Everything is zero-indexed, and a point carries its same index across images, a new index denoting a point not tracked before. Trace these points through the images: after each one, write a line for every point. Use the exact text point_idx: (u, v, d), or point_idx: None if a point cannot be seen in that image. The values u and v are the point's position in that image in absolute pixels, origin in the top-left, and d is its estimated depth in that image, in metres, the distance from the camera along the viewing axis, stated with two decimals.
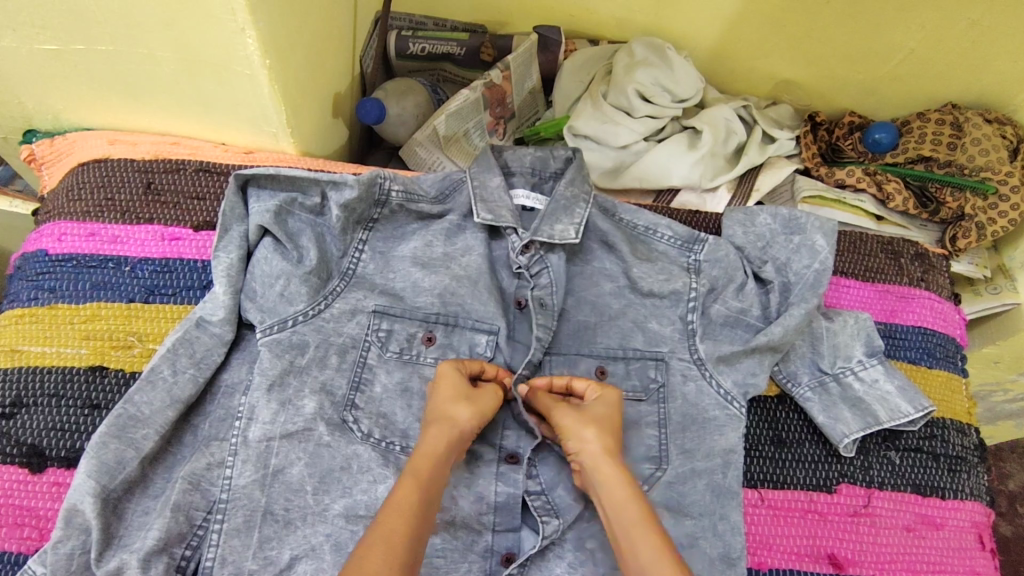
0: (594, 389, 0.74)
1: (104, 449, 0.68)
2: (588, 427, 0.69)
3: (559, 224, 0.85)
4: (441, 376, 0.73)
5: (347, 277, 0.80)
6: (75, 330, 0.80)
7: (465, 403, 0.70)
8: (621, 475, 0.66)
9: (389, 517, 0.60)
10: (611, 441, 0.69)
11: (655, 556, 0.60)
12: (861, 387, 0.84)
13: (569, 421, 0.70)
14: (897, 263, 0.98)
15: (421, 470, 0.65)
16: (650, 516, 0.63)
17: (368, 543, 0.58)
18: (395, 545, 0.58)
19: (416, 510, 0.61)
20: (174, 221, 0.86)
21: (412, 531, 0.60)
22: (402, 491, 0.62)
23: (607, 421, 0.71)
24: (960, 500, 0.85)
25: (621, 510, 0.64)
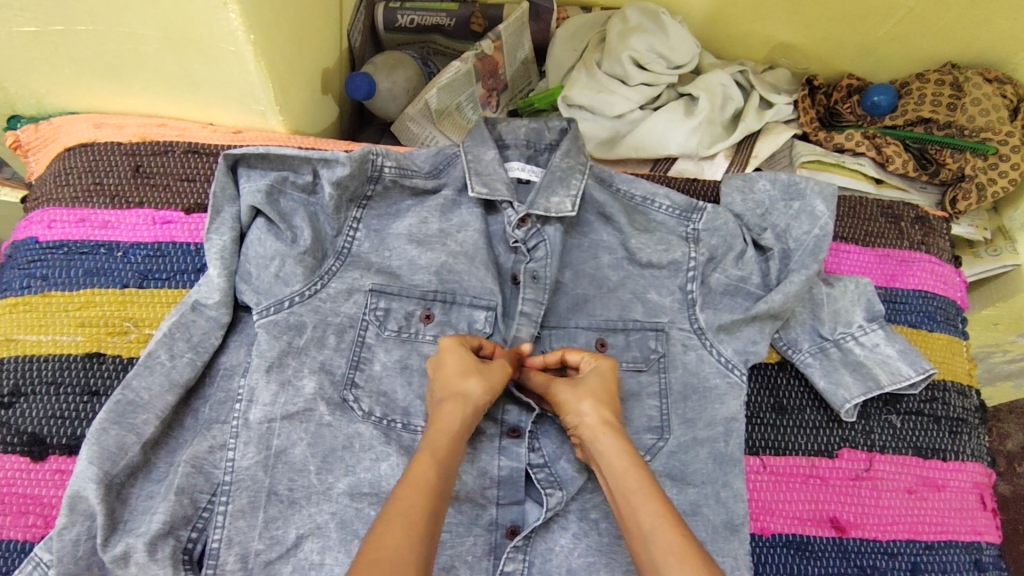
0: (590, 360, 0.75)
1: (105, 435, 0.68)
2: (582, 397, 0.70)
3: (555, 196, 0.84)
4: (448, 352, 0.72)
5: (342, 256, 0.79)
6: (70, 317, 0.79)
7: (475, 377, 0.70)
8: (619, 441, 0.66)
9: (408, 489, 0.59)
10: (608, 411, 0.69)
11: (653, 515, 0.59)
12: (862, 351, 0.83)
13: (566, 393, 0.71)
14: (897, 226, 0.97)
15: (437, 444, 0.64)
16: (649, 479, 0.63)
17: (391, 514, 0.56)
18: (418, 515, 0.57)
19: (436, 483, 0.60)
20: (165, 204, 0.85)
21: (433, 504, 0.59)
22: (420, 466, 0.61)
23: (604, 390, 0.71)
24: (961, 462, 0.85)
25: (619, 475, 0.64)
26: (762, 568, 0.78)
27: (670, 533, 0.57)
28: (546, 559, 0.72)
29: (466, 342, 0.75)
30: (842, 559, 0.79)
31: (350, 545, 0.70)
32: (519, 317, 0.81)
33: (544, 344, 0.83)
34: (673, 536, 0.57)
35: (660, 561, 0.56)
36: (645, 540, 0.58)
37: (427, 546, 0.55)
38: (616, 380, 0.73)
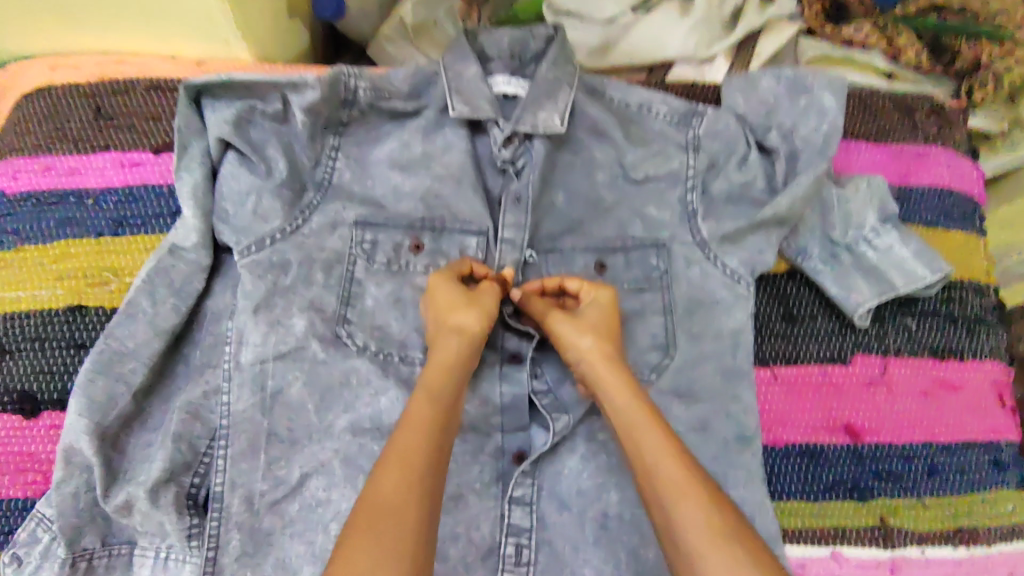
0: (589, 289, 0.71)
1: (93, 386, 0.66)
2: (583, 332, 0.67)
3: (543, 111, 0.78)
4: (437, 287, 0.69)
5: (322, 188, 0.75)
6: (46, 270, 0.76)
7: (466, 308, 0.67)
8: (620, 373, 0.64)
9: (405, 432, 0.58)
10: (609, 344, 0.67)
11: (655, 447, 0.58)
12: (875, 255, 0.80)
13: (564, 327, 0.68)
14: (911, 120, 0.92)
15: (432, 384, 0.62)
16: (652, 411, 0.61)
17: (388, 459, 0.56)
18: (415, 457, 0.56)
19: (432, 424, 0.59)
20: (132, 145, 0.80)
21: (431, 443, 0.58)
22: (417, 405, 0.60)
23: (605, 323, 0.68)
24: (979, 361, 0.83)
25: (620, 409, 0.62)
26: (775, 478, 0.76)
27: (673, 466, 0.56)
28: (555, 481, 0.72)
29: (455, 272, 0.71)
30: (857, 464, 0.77)
31: (356, 482, 0.69)
32: (501, 243, 0.76)
33: (541, 269, 0.79)
34: (677, 470, 0.56)
35: (663, 496, 0.55)
36: (648, 472, 0.57)
37: (428, 488, 0.55)
38: (617, 308, 0.70)
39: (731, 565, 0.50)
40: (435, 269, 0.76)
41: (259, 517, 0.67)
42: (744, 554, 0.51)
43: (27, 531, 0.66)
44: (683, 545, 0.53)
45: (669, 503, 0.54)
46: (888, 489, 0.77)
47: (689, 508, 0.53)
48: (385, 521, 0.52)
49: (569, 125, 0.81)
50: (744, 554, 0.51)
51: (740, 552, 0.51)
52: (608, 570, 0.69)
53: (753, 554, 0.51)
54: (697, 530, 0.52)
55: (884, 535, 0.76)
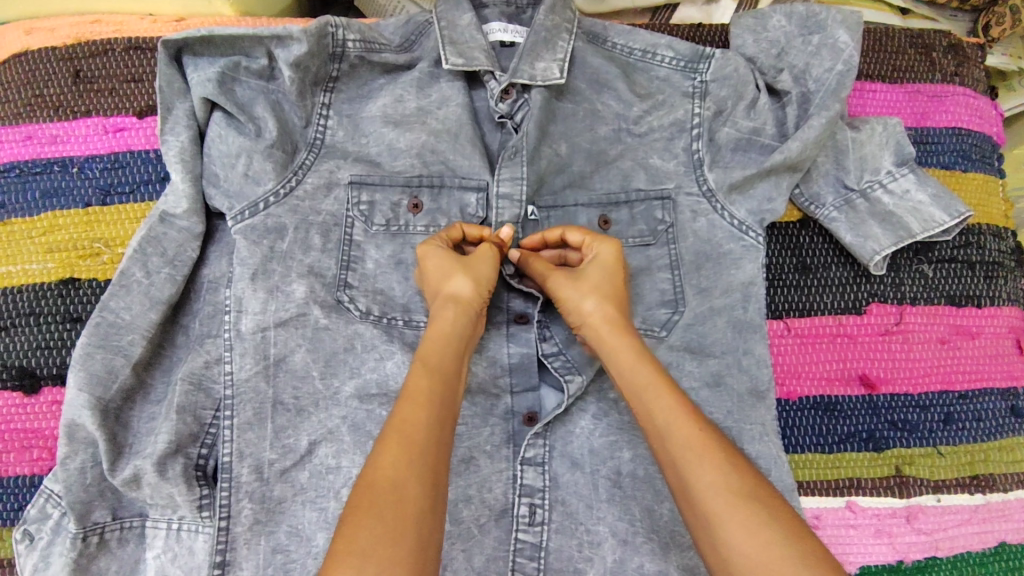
0: (590, 244, 0.69)
1: (91, 360, 0.64)
2: (585, 294, 0.65)
3: (541, 61, 0.75)
4: (427, 258, 0.67)
5: (315, 148, 0.72)
6: (36, 243, 0.73)
7: (460, 274, 0.65)
8: (627, 338, 0.62)
9: (404, 405, 0.56)
10: (614, 306, 0.65)
11: (668, 411, 0.56)
12: (891, 200, 0.76)
13: (566, 289, 0.66)
14: (928, 57, 0.87)
15: (428, 355, 0.60)
16: (663, 374, 0.59)
17: (388, 435, 0.54)
18: (416, 432, 0.54)
19: (432, 396, 0.57)
20: (114, 110, 0.77)
21: (432, 418, 0.55)
22: (415, 379, 0.58)
23: (609, 282, 0.66)
24: (997, 307, 0.81)
25: (630, 374, 0.60)
26: (789, 431, 0.75)
27: (688, 430, 0.54)
28: (567, 441, 0.71)
29: (445, 238, 0.69)
30: (872, 415, 0.76)
31: (365, 447, 0.68)
32: (498, 199, 0.73)
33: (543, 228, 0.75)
34: (693, 434, 0.54)
35: (678, 461, 0.53)
36: (662, 438, 0.55)
37: (430, 464, 0.53)
38: (620, 263, 0.68)
39: (754, 530, 0.48)
40: (435, 229, 0.73)
41: (269, 485, 0.66)
42: (767, 519, 0.49)
43: (37, 507, 0.65)
44: (703, 512, 0.51)
45: (685, 469, 0.52)
46: (903, 439, 0.76)
47: (706, 472, 0.51)
48: (386, 499, 0.50)
49: (570, 75, 0.78)
50: (768, 519, 0.49)
51: (762, 517, 0.49)
52: (624, 528, 0.68)
53: (777, 519, 0.49)
54: (715, 495, 0.50)
55: (900, 483, 0.75)
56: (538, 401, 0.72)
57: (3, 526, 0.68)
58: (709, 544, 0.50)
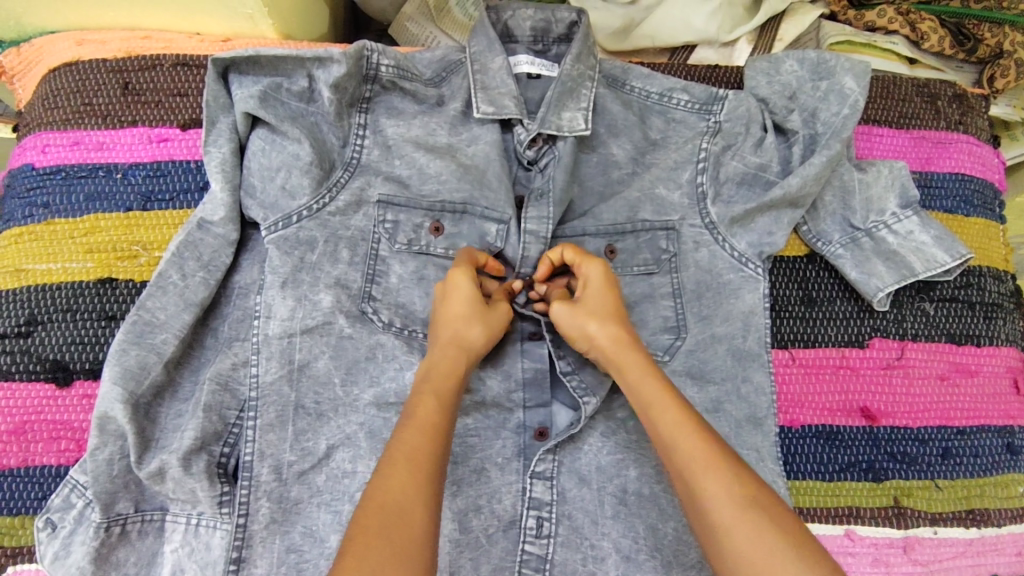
0: (580, 264, 0.71)
1: (126, 356, 0.66)
2: (584, 320, 0.68)
3: (567, 111, 0.79)
4: (456, 287, 0.69)
5: (351, 166, 0.76)
6: (77, 244, 0.76)
7: (479, 325, 0.69)
8: (632, 356, 0.65)
9: (411, 432, 0.59)
10: (613, 324, 0.68)
11: (673, 426, 0.58)
12: (895, 240, 0.80)
13: (567, 315, 0.69)
14: (934, 106, 0.91)
15: (440, 388, 0.63)
16: (668, 389, 0.62)
17: (394, 458, 0.57)
18: (422, 458, 0.57)
19: (438, 426, 0.60)
20: (159, 121, 0.81)
21: (435, 443, 0.59)
22: (423, 406, 0.61)
23: (599, 306, 0.69)
24: (995, 347, 0.83)
25: (638, 388, 0.63)
26: (791, 458, 0.77)
27: (695, 445, 0.56)
28: (575, 457, 0.73)
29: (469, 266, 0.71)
30: (872, 446, 0.78)
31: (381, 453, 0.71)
32: (523, 234, 0.76)
33: None
34: (701, 453, 0.56)
35: (687, 471, 0.56)
36: (670, 450, 0.58)
37: (432, 489, 0.56)
38: (609, 279, 0.70)
39: (761, 540, 0.51)
40: (454, 252, 0.77)
41: (287, 485, 0.69)
42: (771, 528, 0.51)
43: (60, 498, 0.67)
44: (712, 526, 0.53)
45: (693, 480, 0.55)
46: (902, 470, 0.78)
47: (713, 483, 0.54)
48: (395, 521, 0.52)
49: (592, 121, 0.82)
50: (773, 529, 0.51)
51: (765, 530, 0.51)
52: (627, 543, 0.70)
53: (785, 532, 0.51)
54: (721, 510, 0.53)
55: (898, 514, 0.76)
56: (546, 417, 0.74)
57: (26, 514, 0.69)
58: (718, 553, 0.52)
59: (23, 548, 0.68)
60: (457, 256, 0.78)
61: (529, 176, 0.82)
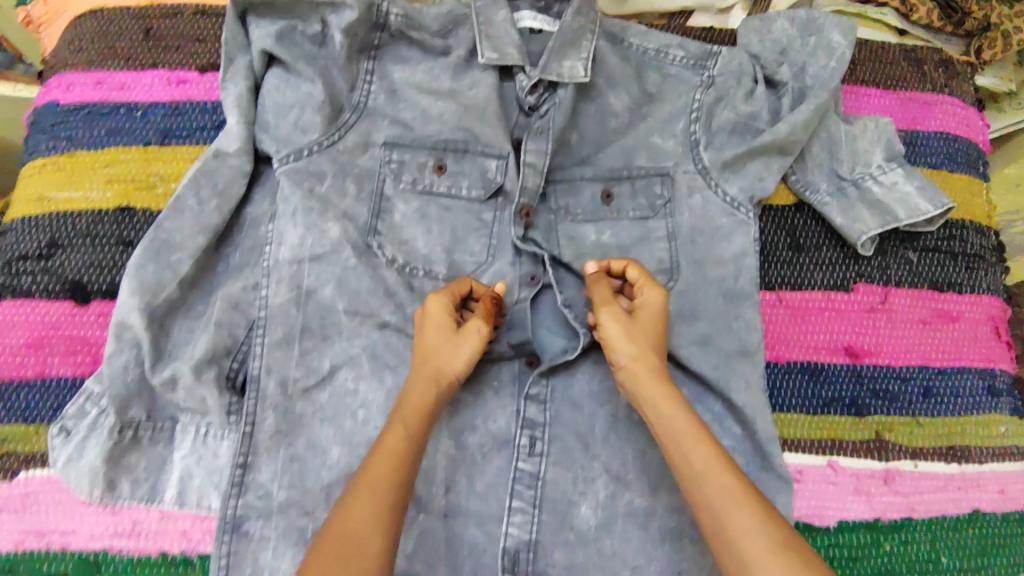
0: (642, 288, 0.72)
1: (143, 270, 0.71)
2: (629, 338, 0.68)
3: (567, 60, 0.83)
4: (430, 315, 0.70)
5: (358, 110, 0.80)
6: (98, 174, 0.80)
7: (451, 355, 0.68)
8: (664, 386, 0.65)
9: (376, 465, 0.60)
10: (654, 353, 0.68)
11: (706, 461, 0.59)
12: (880, 190, 0.84)
13: (614, 327, 0.69)
14: (921, 70, 0.95)
15: (409, 418, 0.64)
16: (700, 424, 0.62)
17: (358, 490, 0.59)
18: (381, 492, 0.59)
19: (404, 459, 0.61)
20: (179, 65, 0.85)
21: (394, 475, 0.60)
22: (389, 438, 0.62)
23: (654, 336, 0.69)
24: (977, 295, 0.86)
25: (666, 417, 0.63)
26: (776, 392, 0.80)
27: (730, 482, 0.58)
28: (568, 384, 0.76)
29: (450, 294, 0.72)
30: (855, 383, 0.81)
31: (383, 375, 0.74)
32: (523, 165, 0.80)
33: (550, 199, 0.83)
34: (730, 489, 0.57)
35: (720, 506, 0.57)
36: (703, 487, 0.58)
37: (390, 522, 0.58)
38: (665, 315, 0.71)
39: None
40: (457, 189, 0.81)
41: (292, 400, 0.72)
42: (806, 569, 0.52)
43: (76, 405, 0.70)
44: (743, 563, 0.54)
45: (727, 518, 0.56)
46: (883, 407, 0.81)
47: (747, 523, 0.55)
48: (350, 555, 0.55)
49: (591, 72, 0.86)
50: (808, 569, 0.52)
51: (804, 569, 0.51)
52: (617, 465, 0.73)
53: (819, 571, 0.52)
54: (756, 545, 0.54)
55: (879, 447, 0.79)
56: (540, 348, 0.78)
57: (41, 422, 0.72)
58: None
59: (37, 454, 0.72)
60: (459, 195, 0.81)
61: (529, 122, 0.85)
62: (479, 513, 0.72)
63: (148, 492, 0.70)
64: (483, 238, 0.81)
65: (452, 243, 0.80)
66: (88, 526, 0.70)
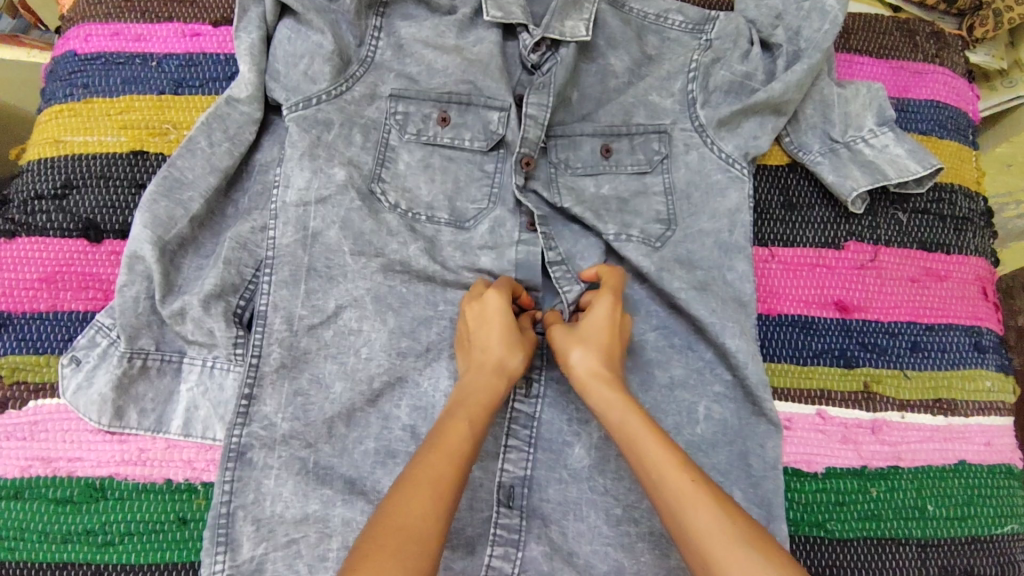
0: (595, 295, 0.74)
1: (156, 205, 0.73)
2: (570, 344, 0.70)
3: (570, 20, 0.85)
4: (490, 308, 0.72)
5: (366, 64, 0.82)
6: (113, 120, 0.83)
7: (518, 352, 0.70)
8: (610, 388, 0.66)
9: (435, 454, 0.59)
10: (601, 354, 0.69)
11: (656, 457, 0.59)
12: (871, 151, 0.86)
13: (559, 338, 0.72)
14: (912, 41, 0.98)
15: (473, 413, 0.64)
16: (648, 421, 0.62)
17: (413, 475, 0.57)
18: (444, 482, 0.57)
19: (464, 452, 0.60)
20: (193, 18, 0.88)
21: (454, 469, 0.58)
22: (455, 431, 0.61)
23: (597, 334, 0.70)
24: (964, 256, 0.88)
25: (615, 420, 0.64)
26: (768, 343, 0.82)
27: (676, 473, 0.57)
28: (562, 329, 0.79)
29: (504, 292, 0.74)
30: (844, 336, 0.83)
31: (386, 317, 0.76)
32: (524, 118, 0.82)
33: (551, 154, 0.85)
34: (671, 465, 0.57)
35: (670, 501, 0.56)
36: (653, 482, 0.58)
37: (447, 515, 0.55)
38: (615, 317, 0.71)
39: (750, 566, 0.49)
40: (460, 141, 0.83)
41: (298, 336, 0.74)
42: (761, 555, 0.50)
43: (87, 337, 0.72)
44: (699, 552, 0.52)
45: (678, 512, 0.55)
46: (872, 360, 0.83)
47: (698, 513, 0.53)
48: (407, 544, 0.51)
49: (592, 33, 0.88)
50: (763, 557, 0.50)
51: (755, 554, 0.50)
52: None
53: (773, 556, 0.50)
54: (711, 533, 0.52)
55: (867, 398, 0.81)
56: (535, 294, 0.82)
57: (51, 354, 0.75)
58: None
59: (46, 384, 0.74)
60: (462, 146, 0.83)
61: (531, 80, 0.88)
62: (477, 449, 0.74)
63: (155, 422, 0.72)
64: (484, 187, 0.83)
65: (454, 191, 0.82)
66: (95, 455, 0.72)
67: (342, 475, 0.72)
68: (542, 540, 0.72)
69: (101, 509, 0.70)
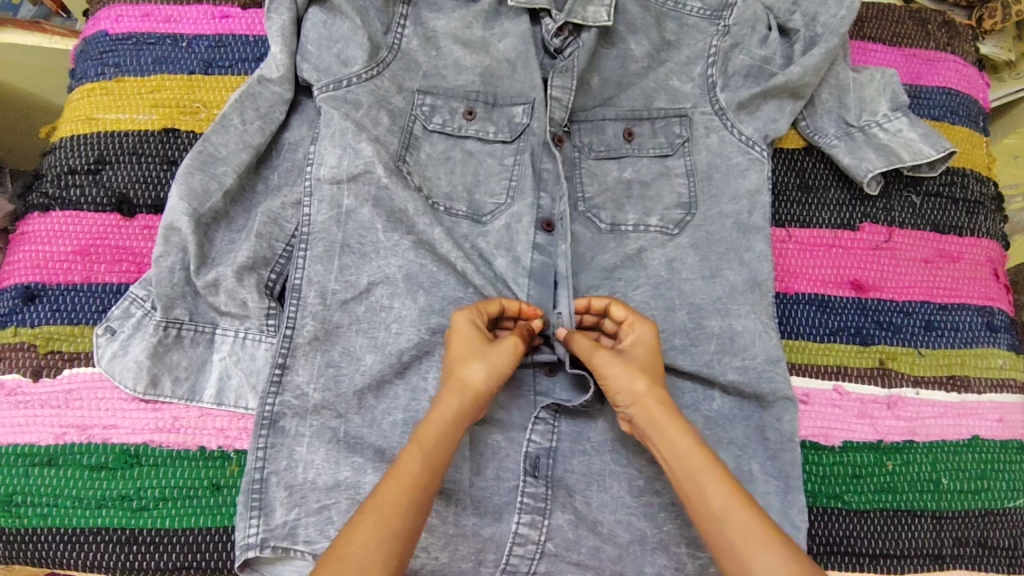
0: (631, 324, 0.73)
1: (191, 178, 0.75)
2: (635, 375, 0.67)
3: (592, 6, 0.86)
4: (458, 330, 0.70)
5: (394, 50, 0.84)
6: (144, 98, 0.84)
7: (478, 364, 0.67)
8: (675, 419, 0.65)
9: (387, 485, 0.60)
10: (659, 385, 0.68)
11: (724, 498, 0.59)
12: (886, 136, 0.88)
13: (613, 367, 0.68)
14: (924, 30, 1.00)
15: (427, 436, 0.63)
16: (712, 458, 0.62)
17: (367, 509, 0.58)
18: (390, 512, 0.58)
19: (419, 477, 0.60)
20: (223, 1, 0.90)
21: (405, 497, 0.59)
22: (406, 460, 0.61)
23: (650, 364, 0.70)
24: (976, 238, 0.90)
25: (680, 453, 0.63)
26: (785, 321, 0.84)
27: (746, 515, 0.58)
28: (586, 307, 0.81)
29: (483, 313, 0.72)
30: (859, 314, 0.85)
31: (416, 294, 0.77)
32: (549, 100, 0.84)
33: (574, 137, 0.87)
34: (740, 509, 0.58)
35: (739, 544, 0.57)
36: (721, 525, 0.58)
37: (394, 546, 0.57)
38: (658, 345, 0.72)
39: None
40: (485, 135, 0.84)
41: (331, 311, 0.75)
42: None
43: (121, 308, 0.73)
44: None
45: (746, 556, 0.56)
46: (887, 338, 0.85)
47: (767, 557, 0.56)
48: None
49: (613, 18, 0.89)
50: None
51: None
52: None
53: None
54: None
55: (882, 374, 0.83)
56: (552, 277, 0.81)
57: (85, 324, 0.76)
58: None
59: (81, 354, 0.75)
60: (487, 139, 0.84)
61: (553, 64, 0.89)
62: (503, 422, 0.76)
63: (188, 391, 0.74)
64: (503, 180, 0.84)
65: (474, 183, 0.84)
66: (129, 422, 0.73)
67: (372, 444, 0.73)
68: (567, 509, 0.73)
69: (136, 475, 0.72)
